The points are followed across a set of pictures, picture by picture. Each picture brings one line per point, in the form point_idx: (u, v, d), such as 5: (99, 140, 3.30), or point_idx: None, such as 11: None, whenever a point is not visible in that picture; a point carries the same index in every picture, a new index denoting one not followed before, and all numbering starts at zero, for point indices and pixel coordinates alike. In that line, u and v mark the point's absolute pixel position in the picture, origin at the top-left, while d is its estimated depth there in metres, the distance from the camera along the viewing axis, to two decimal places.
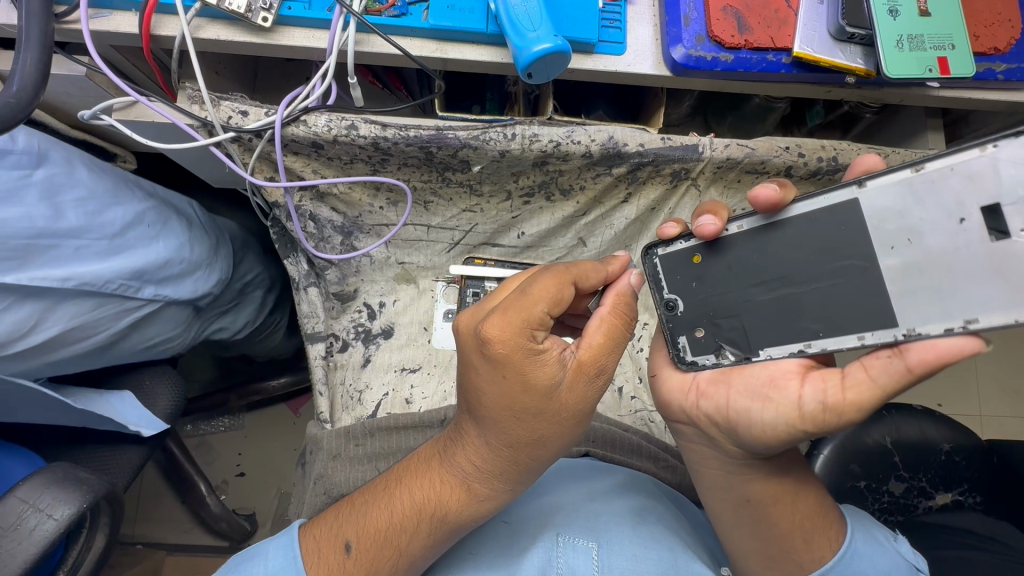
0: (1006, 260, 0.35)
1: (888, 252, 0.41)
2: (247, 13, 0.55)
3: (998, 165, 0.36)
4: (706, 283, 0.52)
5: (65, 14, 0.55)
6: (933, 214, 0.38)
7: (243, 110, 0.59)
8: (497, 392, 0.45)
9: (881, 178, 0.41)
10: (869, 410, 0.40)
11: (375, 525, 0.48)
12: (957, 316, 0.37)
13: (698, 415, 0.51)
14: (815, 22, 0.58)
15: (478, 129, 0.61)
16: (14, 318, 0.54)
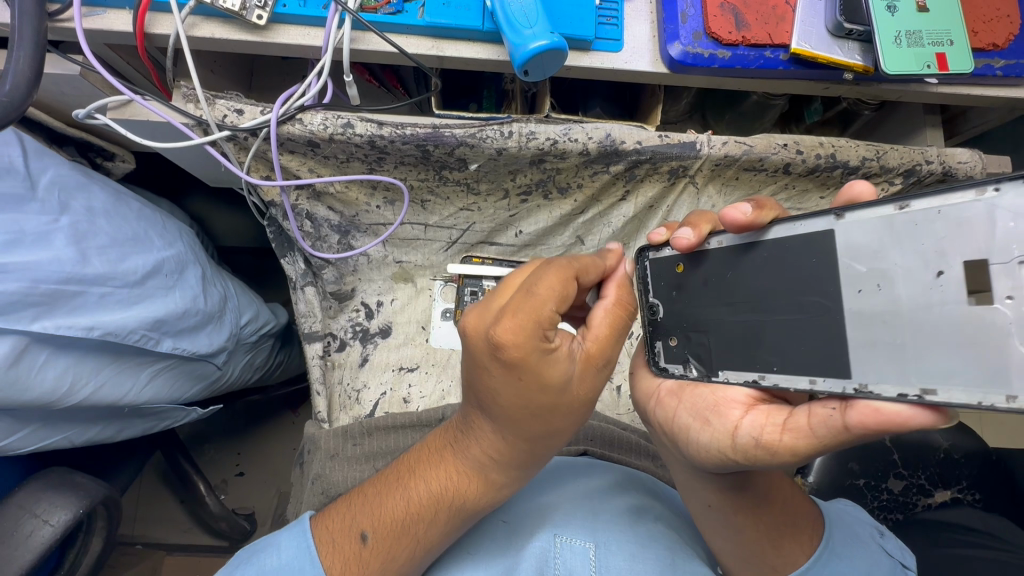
0: (980, 327, 0.30)
1: (853, 295, 0.37)
2: (242, 11, 0.54)
3: (996, 217, 0.30)
4: (685, 293, 0.50)
5: (58, 12, 0.55)
6: (909, 261, 0.34)
7: (239, 109, 0.59)
8: (511, 393, 0.43)
9: (867, 210, 0.36)
10: (803, 454, 0.39)
11: (391, 515, 0.48)
12: (913, 381, 0.33)
13: (651, 419, 0.52)
14: (813, 18, 0.57)
15: (476, 126, 0.61)
16: (52, 374, 0.54)
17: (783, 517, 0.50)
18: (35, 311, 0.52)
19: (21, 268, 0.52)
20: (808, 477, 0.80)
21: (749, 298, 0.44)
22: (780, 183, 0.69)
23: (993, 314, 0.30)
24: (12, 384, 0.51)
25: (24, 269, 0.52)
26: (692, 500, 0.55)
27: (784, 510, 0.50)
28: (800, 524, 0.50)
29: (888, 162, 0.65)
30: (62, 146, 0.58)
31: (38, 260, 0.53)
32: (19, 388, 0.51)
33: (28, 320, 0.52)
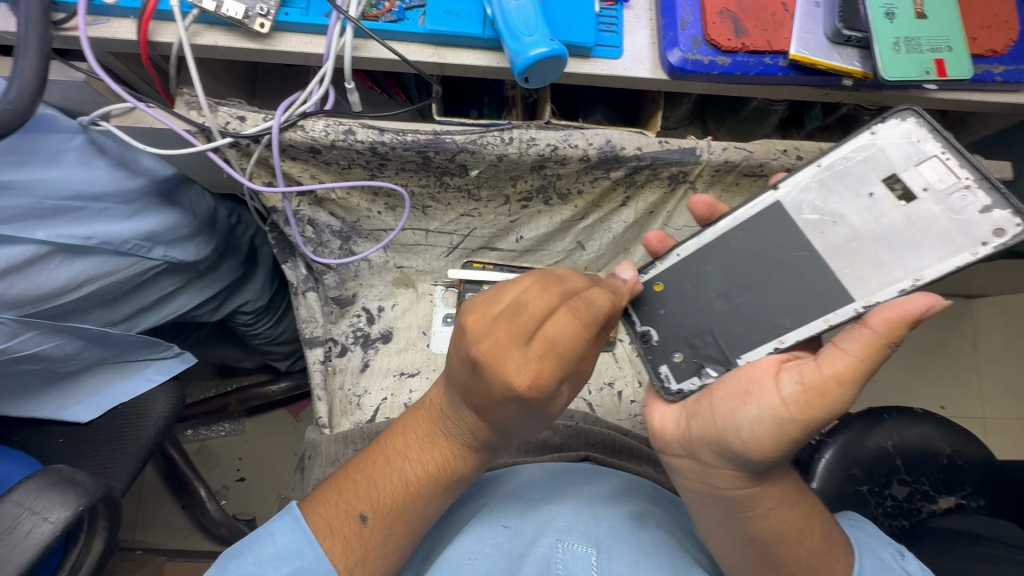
0: (919, 217, 0.47)
1: (820, 237, 0.51)
2: (244, 19, 0.55)
3: (882, 146, 0.49)
4: (672, 309, 0.58)
5: (63, 21, 0.55)
6: (848, 198, 0.50)
7: (241, 116, 0.59)
8: (513, 420, 0.48)
9: (795, 179, 0.52)
10: (851, 382, 0.41)
11: (387, 498, 0.50)
12: (905, 277, 0.47)
13: (689, 438, 0.50)
14: (811, 25, 0.58)
15: (476, 133, 0.61)
16: (66, 274, 0.63)
17: (824, 545, 0.48)
18: (41, 219, 0.60)
19: (33, 185, 0.58)
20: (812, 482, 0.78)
21: (737, 286, 0.55)
22: None
23: (926, 206, 0.47)
24: (27, 277, 0.60)
25: (36, 184, 0.58)
26: (729, 535, 0.50)
27: (822, 537, 0.48)
28: (836, 551, 0.48)
29: None
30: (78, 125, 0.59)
31: (49, 177, 0.59)
32: (32, 283, 0.61)
33: (34, 227, 0.60)
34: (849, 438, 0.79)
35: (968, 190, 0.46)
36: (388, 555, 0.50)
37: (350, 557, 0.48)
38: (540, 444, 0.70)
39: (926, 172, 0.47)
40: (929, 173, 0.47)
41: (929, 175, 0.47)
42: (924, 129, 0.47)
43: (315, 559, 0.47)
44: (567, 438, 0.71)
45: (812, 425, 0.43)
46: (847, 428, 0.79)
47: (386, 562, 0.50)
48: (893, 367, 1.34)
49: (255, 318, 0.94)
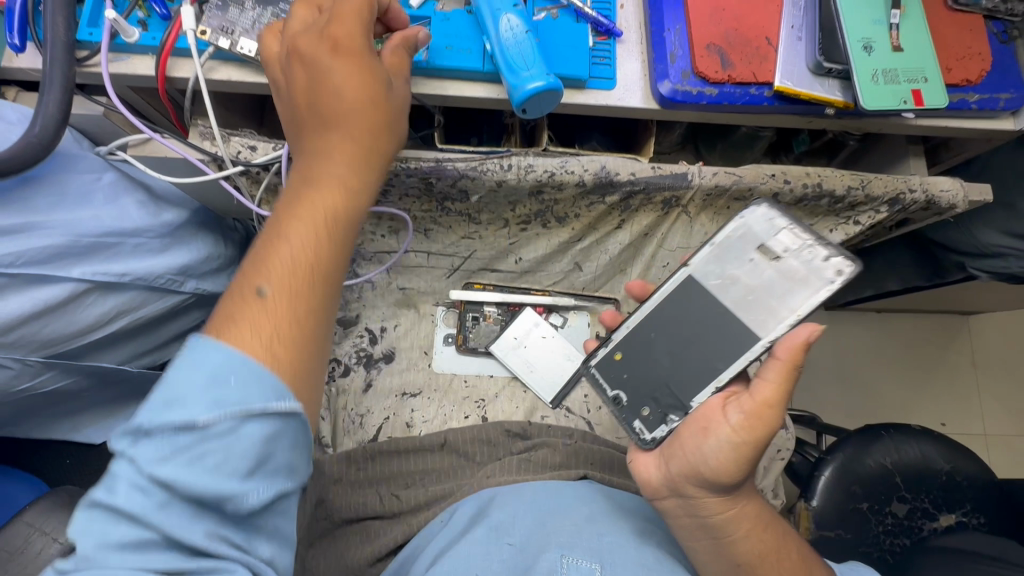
0: (788, 271, 0.53)
1: (725, 295, 0.56)
2: (257, 56, 0.58)
3: (749, 224, 0.55)
4: (634, 373, 0.61)
5: (86, 58, 0.59)
6: (738, 265, 0.55)
7: (253, 145, 0.62)
8: (343, 142, 0.47)
9: (696, 256, 0.57)
10: (781, 404, 0.46)
11: (286, 270, 0.40)
12: (788, 315, 0.52)
13: (672, 479, 0.52)
14: (794, 58, 0.61)
15: (477, 159, 0.64)
16: (99, 309, 0.65)
17: (802, 565, 0.51)
18: (77, 257, 0.62)
19: (65, 224, 0.61)
20: (812, 500, 0.78)
21: (680, 345, 0.58)
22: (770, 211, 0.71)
23: (792, 262, 0.53)
24: (64, 315, 0.62)
25: (68, 224, 0.62)
26: (719, 563, 0.52)
27: (801, 558, 0.51)
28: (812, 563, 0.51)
29: (872, 191, 0.66)
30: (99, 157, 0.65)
31: (82, 217, 0.63)
32: (66, 321, 0.63)
33: (71, 266, 0.62)
34: (848, 455, 0.80)
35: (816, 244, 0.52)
36: (309, 343, 0.39)
37: (269, 360, 0.37)
38: (541, 462, 0.70)
39: (781, 239, 0.53)
40: (788, 240, 0.53)
41: (785, 237, 0.53)
42: (776, 209, 0.53)
43: (238, 380, 0.34)
44: (567, 456, 0.71)
45: (764, 444, 0.47)
46: (847, 444, 0.80)
47: (310, 352, 0.39)
48: (893, 384, 1.35)
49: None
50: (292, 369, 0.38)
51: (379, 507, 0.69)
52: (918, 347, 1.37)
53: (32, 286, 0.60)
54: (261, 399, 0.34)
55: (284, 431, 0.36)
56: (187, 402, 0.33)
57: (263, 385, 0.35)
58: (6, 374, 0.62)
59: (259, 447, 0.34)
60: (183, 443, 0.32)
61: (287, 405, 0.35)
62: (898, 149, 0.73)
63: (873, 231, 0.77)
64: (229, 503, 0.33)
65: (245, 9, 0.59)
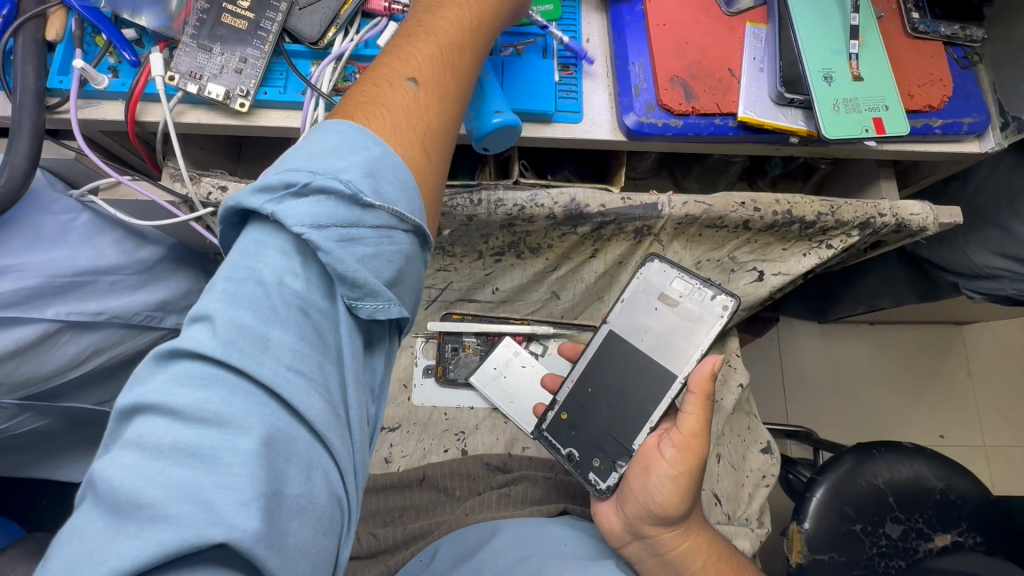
0: (686, 313, 0.67)
1: (639, 342, 0.70)
2: (225, 100, 0.59)
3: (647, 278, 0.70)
4: (580, 429, 0.71)
5: (56, 105, 0.59)
6: (646, 316, 0.70)
7: (223, 186, 0.62)
8: None
9: (611, 315, 0.72)
10: (702, 432, 0.56)
11: (400, 82, 0.41)
12: (692, 349, 0.66)
13: (631, 522, 0.58)
14: (757, 89, 0.62)
15: (447, 195, 0.64)
16: (76, 348, 0.65)
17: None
18: (51, 297, 0.62)
19: (39, 266, 0.61)
20: (804, 523, 0.77)
21: (612, 396, 0.70)
22: (743, 238, 0.71)
23: (688, 304, 0.67)
24: (38, 356, 0.61)
25: (42, 265, 0.61)
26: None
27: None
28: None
29: (842, 215, 0.67)
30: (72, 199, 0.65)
31: (57, 257, 0.62)
32: (41, 361, 0.62)
33: (45, 307, 0.61)
34: (841, 474, 0.78)
35: (702, 289, 0.67)
36: (447, 140, 0.42)
37: (408, 145, 0.39)
38: (520, 497, 0.69)
39: (676, 287, 0.68)
40: (680, 288, 0.68)
41: (678, 288, 0.68)
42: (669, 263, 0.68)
43: (385, 154, 0.36)
44: (546, 490, 0.71)
45: (699, 471, 0.56)
46: (841, 462, 0.79)
47: (441, 142, 0.41)
48: (888, 399, 1.33)
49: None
50: (425, 162, 0.39)
51: (356, 547, 0.69)
52: (911, 359, 1.36)
53: (4, 328, 0.58)
54: (407, 205, 0.37)
55: (413, 255, 0.38)
56: (321, 171, 0.34)
57: (404, 186, 0.37)
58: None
59: (398, 257, 0.36)
60: (339, 221, 0.33)
61: (418, 219, 0.37)
62: (869, 172, 0.74)
63: (849, 253, 0.77)
64: (361, 299, 0.34)
65: (213, 55, 0.60)
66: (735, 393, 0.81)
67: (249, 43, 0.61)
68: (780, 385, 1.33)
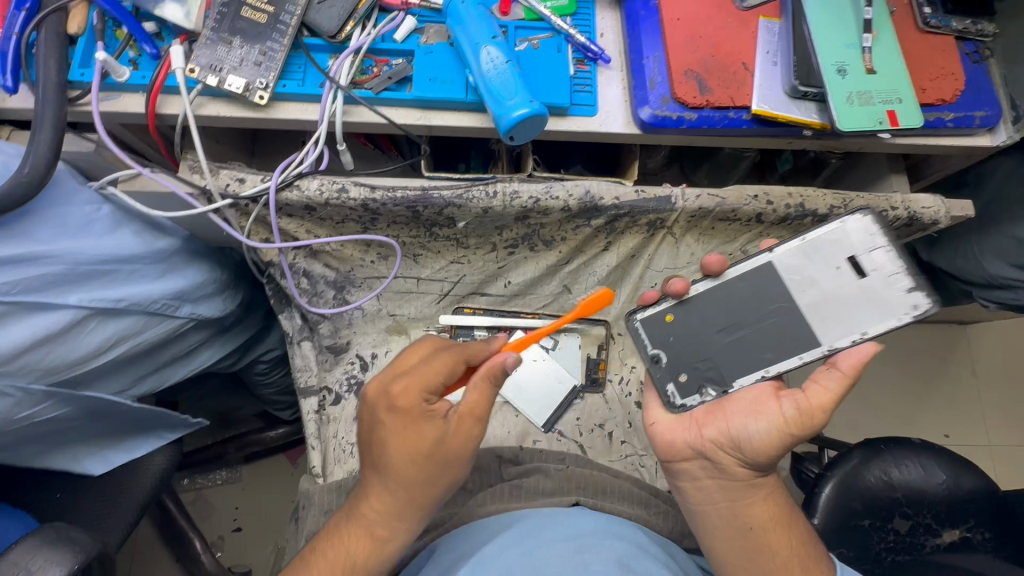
0: (868, 290, 0.57)
1: (799, 294, 0.60)
2: (245, 92, 0.60)
3: (846, 231, 0.58)
4: (680, 336, 0.67)
5: (78, 97, 0.60)
6: (820, 266, 0.59)
7: (241, 178, 0.63)
8: (401, 443, 0.52)
9: (783, 245, 0.61)
10: (832, 411, 0.53)
11: (365, 530, 0.53)
12: (856, 331, 0.57)
13: (703, 442, 0.59)
14: (771, 82, 0.62)
15: (463, 188, 0.65)
16: (100, 335, 0.65)
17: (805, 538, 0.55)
18: (75, 283, 0.63)
19: (65, 253, 0.61)
20: (814, 517, 0.77)
21: (733, 324, 0.64)
22: (755, 231, 0.72)
23: (875, 280, 0.57)
24: (66, 343, 0.62)
25: (69, 253, 0.62)
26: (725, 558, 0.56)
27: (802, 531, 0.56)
28: (810, 549, 0.54)
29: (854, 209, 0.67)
30: (91, 191, 0.65)
31: (82, 245, 0.63)
32: (67, 348, 0.62)
33: (68, 293, 0.62)
34: (850, 468, 0.78)
35: (899, 275, 0.56)
36: None
37: None
38: (532, 489, 0.69)
39: (877, 255, 0.57)
40: (879, 258, 0.57)
41: (875, 257, 0.57)
42: (880, 225, 0.57)
43: None
44: (559, 482, 0.71)
45: (801, 441, 0.55)
46: (850, 458, 0.79)
47: None
48: (893, 397, 1.34)
49: (270, 369, 0.97)
50: None
51: None
52: (916, 357, 1.37)
53: (34, 314, 0.60)
54: None
55: None
56: None
57: None
58: (6, 403, 0.60)
59: None
60: None
61: None
62: (880, 166, 0.74)
63: None
64: None
65: (232, 47, 0.61)
66: None
67: (268, 37, 0.62)
68: None
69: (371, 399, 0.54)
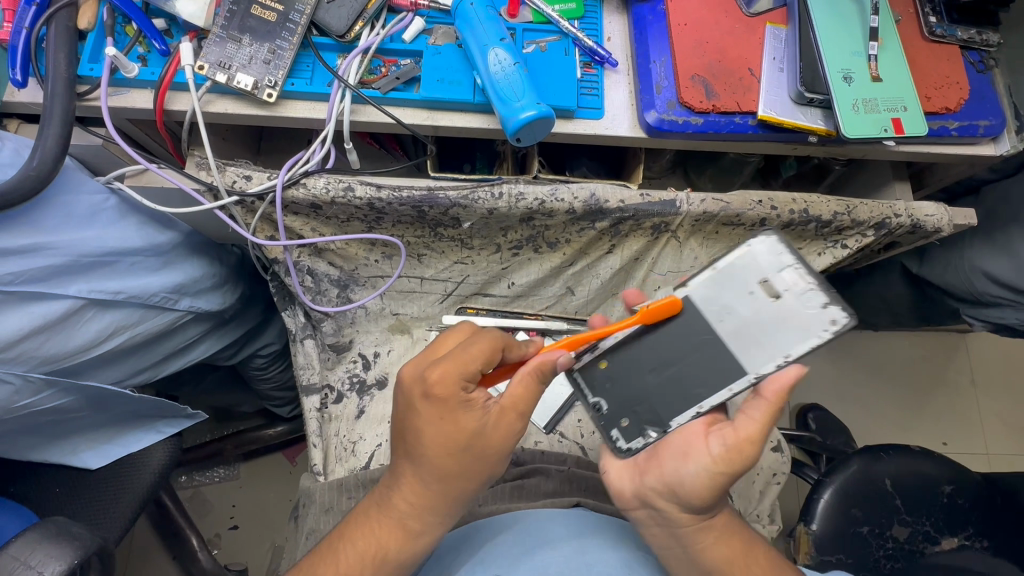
0: (780, 313, 0.49)
1: (719, 324, 0.52)
2: (253, 90, 0.60)
3: (754, 251, 0.50)
4: (616, 382, 0.58)
5: (87, 92, 0.60)
6: (736, 293, 0.51)
7: (247, 175, 0.62)
8: (435, 431, 0.51)
9: (695, 276, 0.53)
10: (761, 441, 0.48)
11: (396, 521, 0.53)
12: (778, 356, 0.49)
13: (645, 491, 0.55)
14: (777, 88, 0.63)
15: (468, 189, 0.65)
16: (97, 326, 0.65)
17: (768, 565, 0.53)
18: (75, 274, 0.62)
19: (69, 245, 0.61)
20: (811, 524, 0.77)
21: (663, 362, 0.55)
22: (758, 236, 0.72)
23: (789, 300, 0.48)
24: (63, 332, 0.62)
25: (72, 244, 0.61)
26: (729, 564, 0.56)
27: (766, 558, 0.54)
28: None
29: (858, 216, 0.67)
30: (99, 184, 0.65)
31: (85, 237, 0.63)
32: (64, 338, 0.62)
33: (68, 283, 0.62)
34: (850, 475, 0.78)
35: (815, 290, 0.47)
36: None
37: None
38: (532, 490, 0.70)
39: (788, 276, 0.48)
40: (792, 278, 0.48)
41: (785, 277, 0.48)
42: (788, 244, 0.48)
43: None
44: (560, 483, 0.71)
45: (738, 475, 0.50)
46: (850, 465, 0.79)
47: None
48: (892, 405, 1.34)
49: (268, 363, 0.97)
50: None
51: None
52: (914, 365, 1.37)
53: (32, 303, 0.59)
54: None
55: None
56: None
57: None
58: (6, 390, 0.60)
59: None
60: None
61: None
62: (884, 174, 0.74)
63: (863, 253, 0.78)
64: None
65: (241, 45, 0.61)
66: None
67: (277, 35, 0.62)
68: None
69: (404, 385, 0.53)
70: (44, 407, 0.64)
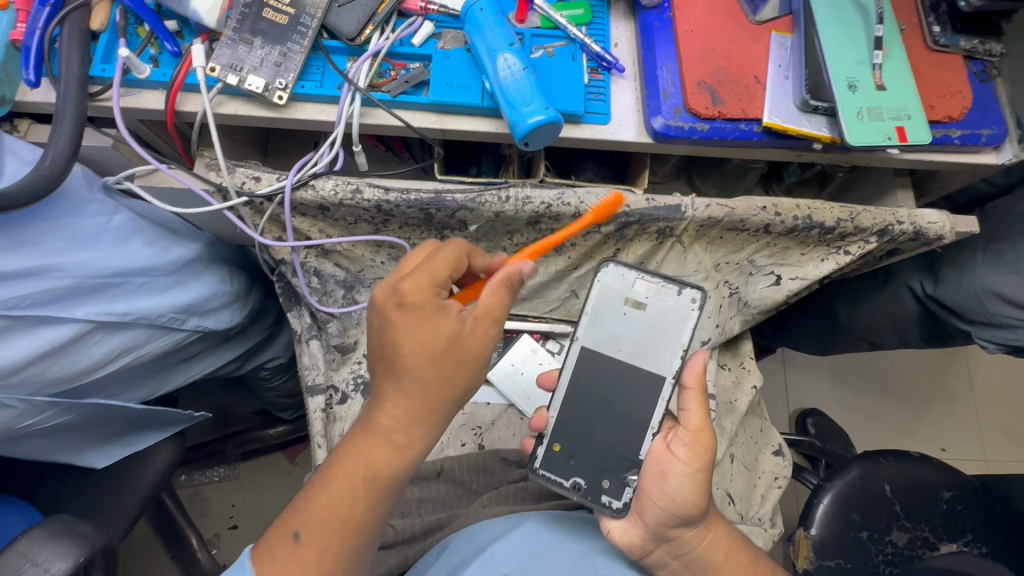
0: (658, 314, 0.64)
1: (616, 352, 0.63)
2: (264, 92, 0.60)
3: (606, 285, 0.64)
4: (578, 454, 0.62)
5: (99, 92, 0.61)
6: (612, 323, 0.64)
7: (257, 176, 0.63)
8: (416, 336, 0.48)
9: (579, 330, 0.64)
10: (707, 424, 0.58)
11: (383, 437, 0.48)
12: (677, 348, 0.63)
13: (654, 529, 0.58)
14: (783, 96, 0.64)
15: (475, 192, 0.65)
16: (104, 348, 0.65)
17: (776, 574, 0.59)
18: (82, 297, 0.63)
19: (75, 266, 0.61)
20: (811, 528, 0.77)
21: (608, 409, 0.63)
22: (762, 241, 0.72)
23: (656, 303, 0.64)
24: (69, 356, 0.62)
25: (79, 265, 0.62)
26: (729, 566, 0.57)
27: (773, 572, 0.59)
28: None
29: (861, 222, 0.68)
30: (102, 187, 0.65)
31: (90, 257, 0.63)
32: (71, 361, 0.63)
33: (74, 306, 0.62)
34: (850, 480, 0.79)
35: (666, 286, 0.63)
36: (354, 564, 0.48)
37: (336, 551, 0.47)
38: (535, 492, 0.70)
39: (641, 289, 0.64)
40: (643, 288, 0.64)
41: (642, 287, 0.64)
42: (630, 267, 0.64)
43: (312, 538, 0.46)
44: None
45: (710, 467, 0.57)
46: (849, 471, 0.79)
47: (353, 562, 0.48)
48: (892, 411, 1.34)
49: (273, 373, 0.98)
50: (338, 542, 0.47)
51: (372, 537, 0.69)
52: (915, 372, 1.37)
53: (38, 327, 0.60)
54: None
55: None
56: None
57: None
58: (9, 415, 0.60)
59: None
60: None
61: None
62: (886, 181, 0.75)
63: (865, 261, 0.79)
64: None
65: (253, 48, 0.61)
66: (748, 394, 0.83)
67: (289, 38, 0.63)
68: (785, 395, 1.34)
69: (378, 302, 0.50)
70: (50, 424, 0.64)
